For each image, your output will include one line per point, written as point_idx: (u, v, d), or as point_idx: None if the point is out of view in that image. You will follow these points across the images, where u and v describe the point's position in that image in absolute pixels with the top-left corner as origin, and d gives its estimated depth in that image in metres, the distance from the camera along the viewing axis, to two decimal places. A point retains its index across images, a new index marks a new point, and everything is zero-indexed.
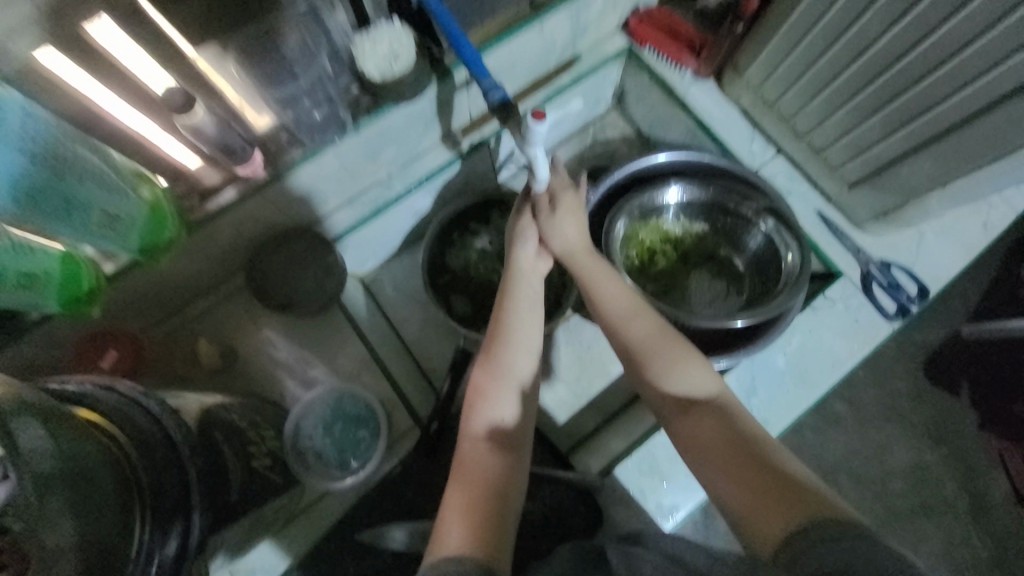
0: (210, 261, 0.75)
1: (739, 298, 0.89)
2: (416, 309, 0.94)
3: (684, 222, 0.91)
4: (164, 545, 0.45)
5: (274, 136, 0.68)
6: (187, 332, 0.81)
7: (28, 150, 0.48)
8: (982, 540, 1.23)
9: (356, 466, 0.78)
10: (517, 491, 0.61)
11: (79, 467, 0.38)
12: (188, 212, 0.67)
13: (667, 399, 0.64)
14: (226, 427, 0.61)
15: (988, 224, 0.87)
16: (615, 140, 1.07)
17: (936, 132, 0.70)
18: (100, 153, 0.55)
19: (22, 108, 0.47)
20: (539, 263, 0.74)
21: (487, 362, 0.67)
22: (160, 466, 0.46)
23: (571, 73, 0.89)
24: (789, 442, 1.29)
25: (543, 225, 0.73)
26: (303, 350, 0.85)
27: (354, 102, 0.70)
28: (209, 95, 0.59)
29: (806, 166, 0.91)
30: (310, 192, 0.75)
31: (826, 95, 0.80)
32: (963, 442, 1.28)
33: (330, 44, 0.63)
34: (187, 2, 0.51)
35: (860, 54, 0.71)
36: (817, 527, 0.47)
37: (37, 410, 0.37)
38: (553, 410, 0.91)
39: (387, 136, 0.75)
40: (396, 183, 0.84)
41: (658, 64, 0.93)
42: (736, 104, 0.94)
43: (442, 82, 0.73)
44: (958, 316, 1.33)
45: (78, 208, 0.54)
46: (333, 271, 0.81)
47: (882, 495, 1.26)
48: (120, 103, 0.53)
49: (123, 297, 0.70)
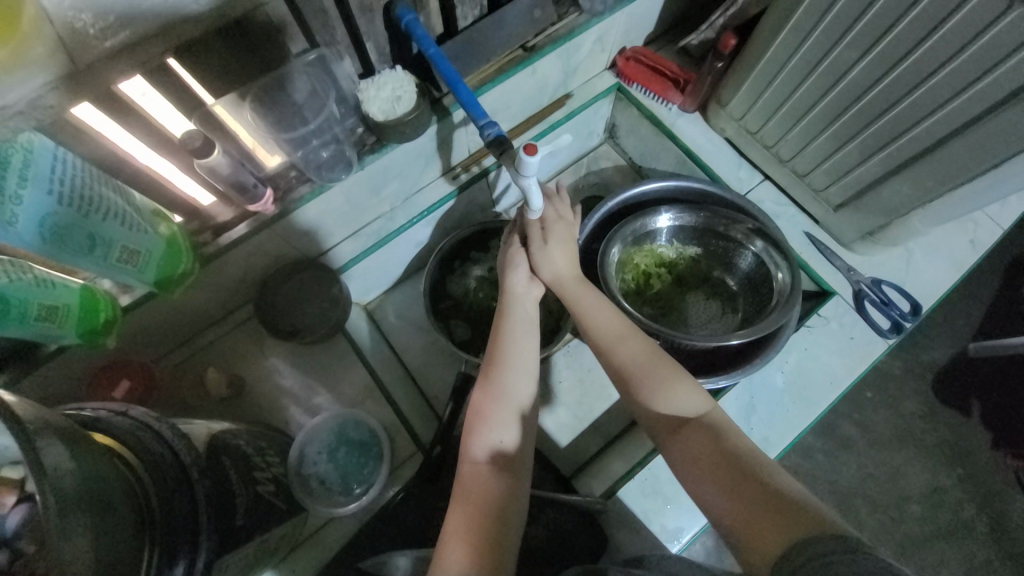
0: (221, 292, 0.79)
1: (735, 317, 0.91)
2: (418, 337, 0.97)
3: (677, 246, 0.94)
4: (173, 567, 0.46)
5: (284, 173, 0.73)
6: (197, 362, 0.83)
7: (57, 192, 0.50)
8: (1007, 566, 1.19)
9: (359, 491, 0.79)
10: (518, 515, 0.61)
11: (99, 486, 0.40)
12: (201, 245, 0.70)
13: (661, 419, 0.65)
14: (232, 453, 0.62)
15: (974, 242, 0.91)
16: (608, 170, 1.12)
17: (911, 154, 0.74)
18: (122, 192, 0.57)
19: (53, 152, 0.50)
20: (534, 286, 0.77)
21: (486, 386, 0.68)
22: (169, 490, 0.47)
23: (565, 110, 0.95)
24: (800, 466, 1.27)
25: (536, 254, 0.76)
26: (308, 378, 0.87)
27: (359, 141, 0.75)
28: (224, 138, 0.64)
29: (792, 190, 0.95)
30: (317, 225, 0.79)
31: (805, 124, 0.84)
32: (978, 462, 1.26)
33: (337, 90, 0.69)
34: (208, 58, 0.56)
35: (832, 86, 0.76)
36: (813, 543, 0.47)
37: (61, 432, 0.39)
38: (555, 434, 0.91)
39: (388, 171, 0.79)
40: (399, 215, 0.88)
41: (646, 100, 0.99)
42: (721, 134, 0.99)
43: (442, 121, 0.77)
44: (962, 334, 1.33)
45: (101, 243, 0.55)
46: (338, 301, 0.83)
47: (899, 520, 1.22)
48: (143, 147, 0.58)
49: (138, 328, 0.73)
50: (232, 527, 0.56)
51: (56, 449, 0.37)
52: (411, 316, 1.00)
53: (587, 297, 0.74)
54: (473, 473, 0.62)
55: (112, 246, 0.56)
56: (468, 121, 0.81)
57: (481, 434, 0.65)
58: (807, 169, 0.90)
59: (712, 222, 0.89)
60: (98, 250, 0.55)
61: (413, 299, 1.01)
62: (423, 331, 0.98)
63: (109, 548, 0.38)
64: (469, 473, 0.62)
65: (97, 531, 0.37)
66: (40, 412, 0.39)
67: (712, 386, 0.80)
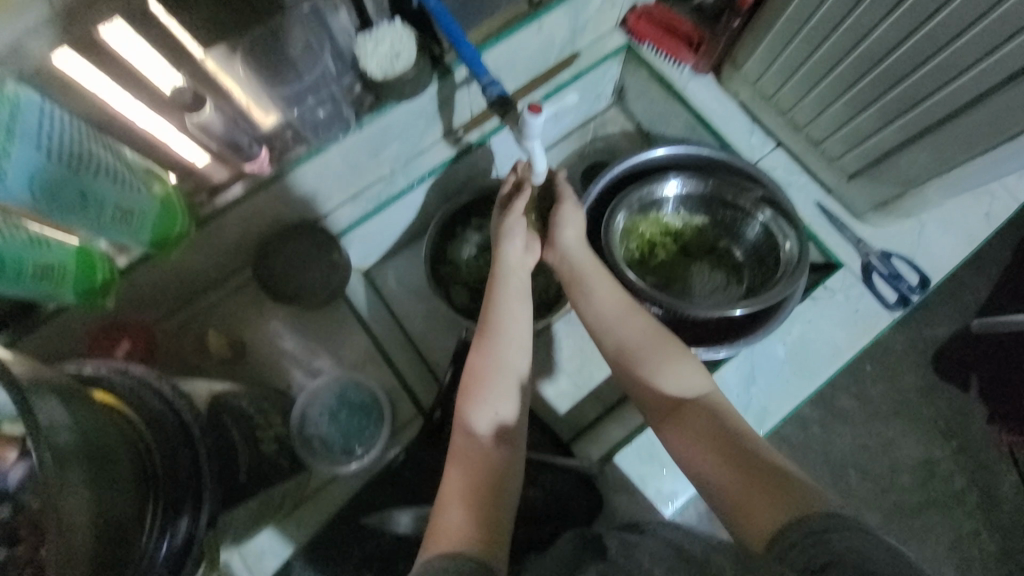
0: (219, 254, 0.78)
1: (739, 288, 0.89)
2: (419, 303, 0.97)
3: (684, 215, 0.92)
4: (176, 521, 0.47)
5: (280, 133, 0.69)
6: (198, 323, 0.83)
7: (46, 148, 0.48)
8: (992, 535, 1.22)
9: (361, 452, 0.81)
10: (514, 483, 0.62)
11: (98, 444, 0.40)
12: (197, 206, 0.69)
13: (657, 397, 0.65)
14: (235, 413, 0.63)
15: (988, 215, 0.88)
16: (615, 135, 1.09)
17: (932, 121, 0.70)
18: (113, 150, 0.56)
19: (38, 106, 0.48)
20: (527, 259, 0.76)
21: (480, 357, 0.68)
22: (172, 446, 0.48)
23: (571, 70, 0.90)
24: (795, 436, 1.29)
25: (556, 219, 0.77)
26: (309, 342, 0.87)
27: (357, 100, 0.72)
28: (217, 95, 0.61)
29: (806, 158, 0.92)
30: (316, 187, 0.77)
31: (823, 88, 0.80)
32: (972, 436, 1.27)
33: (333, 44, 0.65)
34: (192, 7, 0.54)
35: (853, 48, 0.72)
36: (807, 520, 0.48)
37: (56, 390, 0.39)
38: (553, 401, 0.92)
39: (388, 132, 0.76)
40: (399, 179, 0.86)
41: (657, 61, 0.94)
42: (734, 98, 0.95)
43: (443, 80, 0.74)
44: (966, 310, 1.32)
45: (93, 201, 0.54)
46: (337, 266, 0.83)
47: (889, 489, 1.25)
48: (133, 102, 0.55)
49: (136, 288, 0.72)
50: None
51: (53, 407, 0.37)
52: (411, 282, 0.99)
53: (591, 261, 0.75)
54: (470, 443, 0.63)
55: (105, 205, 0.55)
56: (470, 81, 0.78)
57: (479, 405, 0.65)
58: (823, 136, 0.86)
59: (720, 190, 0.88)
60: (90, 208, 0.54)
61: (413, 264, 1.00)
62: (423, 297, 0.98)
63: (109, 504, 0.39)
64: (466, 443, 0.63)
65: (97, 487, 0.38)
66: (36, 371, 0.39)
67: (712, 356, 0.81)
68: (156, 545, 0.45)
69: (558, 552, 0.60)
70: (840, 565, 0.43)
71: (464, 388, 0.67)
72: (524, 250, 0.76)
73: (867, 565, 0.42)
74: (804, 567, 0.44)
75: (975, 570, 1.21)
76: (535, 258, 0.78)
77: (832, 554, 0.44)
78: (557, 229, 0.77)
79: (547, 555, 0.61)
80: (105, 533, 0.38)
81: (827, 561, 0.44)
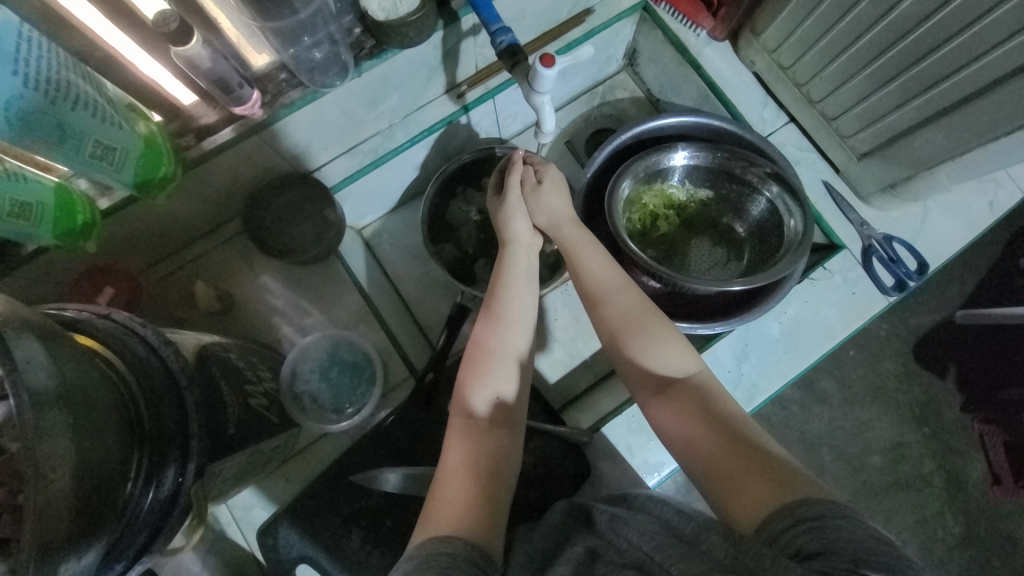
0: (208, 203, 0.75)
1: (738, 265, 0.89)
2: (415, 265, 0.95)
3: (688, 188, 0.89)
4: (163, 470, 0.46)
5: (274, 75, 0.66)
6: (185, 274, 0.81)
7: (23, 74, 0.44)
8: (954, 517, 1.28)
9: (351, 411, 0.82)
10: (512, 469, 0.61)
11: (81, 389, 0.39)
12: (184, 149, 0.64)
13: (648, 373, 0.64)
14: (223, 364, 0.61)
15: (992, 204, 0.88)
16: (624, 101, 1.06)
17: (951, 103, 0.68)
18: (93, 81, 0.51)
19: (15, 29, 0.43)
20: (535, 237, 0.76)
21: (484, 333, 0.67)
22: (159, 393, 0.48)
23: (583, 28, 0.85)
24: (774, 414, 1.32)
25: (531, 199, 0.75)
26: (300, 298, 0.86)
27: (356, 44, 0.67)
28: (209, 31, 0.58)
29: (816, 134, 0.90)
30: (308, 136, 0.73)
31: (842, 62, 0.77)
32: (946, 423, 1.31)
33: None
34: None
35: (878, 20, 0.69)
36: (804, 507, 0.47)
37: (40, 332, 0.37)
38: (546, 369, 0.92)
39: (390, 79, 0.72)
40: (398, 134, 0.83)
41: (672, 23, 0.90)
42: (749, 68, 0.92)
43: (449, 27, 0.70)
44: (954, 301, 1.33)
45: (71, 136, 0.50)
46: (330, 225, 0.80)
47: (861, 470, 1.29)
48: (117, 33, 0.50)
49: (118, 233, 0.69)
50: (225, 436, 0.56)
51: (31, 348, 0.35)
52: (406, 242, 0.97)
53: (580, 240, 0.73)
54: (469, 428, 0.61)
55: (85, 140, 0.51)
56: (478, 29, 0.74)
57: (479, 386, 0.64)
58: (837, 113, 0.84)
59: (728, 164, 0.85)
60: (68, 142, 0.50)
61: (410, 225, 0.97)
62: (418, 260, 0.96)
63: (93, 449, 0.38)
64: (465, 429, 0.61)
65: (79, 429, 0.37)
66: (12, 307, 0.37)
67: (707, 331, 0.81)
68: (142, 493, 0.44)
69: (547, 523, 0.60)
70: (833, 552, 0.43)
71: (465, 365, 0.66)
72: (525, 231, 0.75)
73: (860, 553, 0.42)
74: (795, 552, 0.44)
75: (933, 549, 1.27)
76: (539, 242, 0.78)
77: (826, 541, 0.44)
78: (532, 214, 0.75)
79: (537, 526, 0.61)
80: (84, 480, 0.37)
81: (821, 547, 0.43)
